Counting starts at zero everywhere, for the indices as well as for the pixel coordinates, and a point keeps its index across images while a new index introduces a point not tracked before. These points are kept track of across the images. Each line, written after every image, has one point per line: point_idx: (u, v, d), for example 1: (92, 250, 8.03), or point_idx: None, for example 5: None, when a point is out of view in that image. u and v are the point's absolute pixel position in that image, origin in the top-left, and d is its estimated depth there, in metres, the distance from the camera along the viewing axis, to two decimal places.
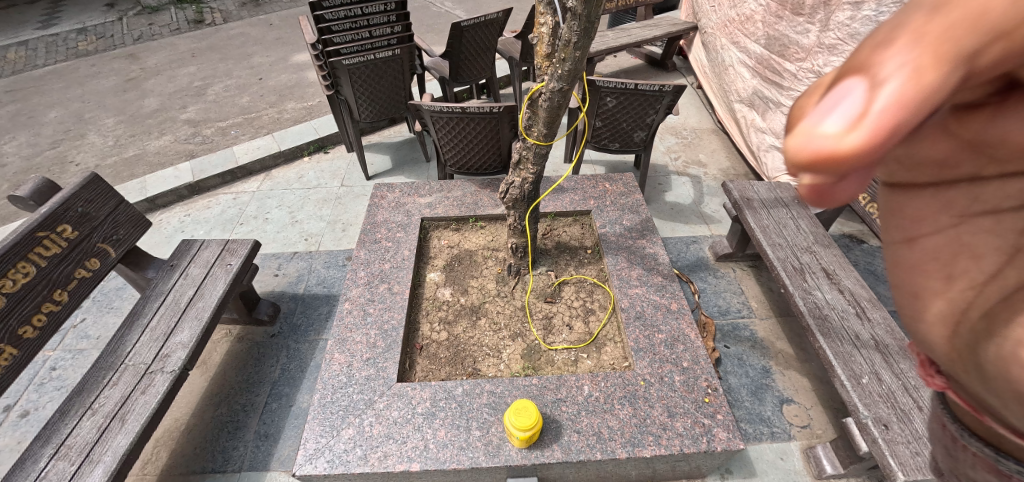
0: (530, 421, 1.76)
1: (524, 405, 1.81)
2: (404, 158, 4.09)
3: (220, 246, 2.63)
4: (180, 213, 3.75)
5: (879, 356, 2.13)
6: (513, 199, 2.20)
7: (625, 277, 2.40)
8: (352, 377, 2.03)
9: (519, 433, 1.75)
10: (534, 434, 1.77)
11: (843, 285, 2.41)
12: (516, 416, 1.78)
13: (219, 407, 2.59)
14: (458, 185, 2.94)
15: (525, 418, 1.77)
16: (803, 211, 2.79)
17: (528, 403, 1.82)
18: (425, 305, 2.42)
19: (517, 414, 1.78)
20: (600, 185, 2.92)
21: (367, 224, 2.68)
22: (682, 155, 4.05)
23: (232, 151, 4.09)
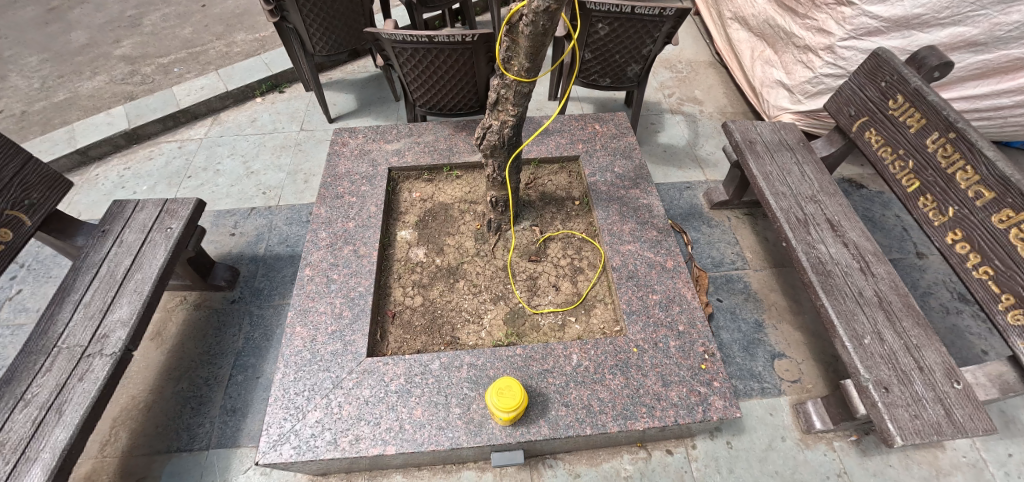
0: (513, 402, 1.61)
1: (507, 384, 1.66)
2: (370, 97, 3.66)
3: (158, 207, 2.30)
4: (119, 166, 3.34)
5: (882, 314, 2.02)
6: (490, 147, 1.89)
7: (616, 232, 2.18)
8: (316, 353, 1.83)
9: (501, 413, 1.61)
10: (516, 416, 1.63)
11: (848, 238, 2.24)
12: (498, 398, 1.62)
13: (179, 382, 2.40)
14: (430, 128, 2.59)
15: (507, 398, 1.62)
16: (809, 155, 2.56)
17: (511, 382, 1.66)
18: (396, 267, 2.17)
19: (498, 394, 1.64)
20: (589, 126, 2.61)
21: (327, 177, 2.37)
22: (677, 91, 3.72)
23: (172, 93, 3.60)
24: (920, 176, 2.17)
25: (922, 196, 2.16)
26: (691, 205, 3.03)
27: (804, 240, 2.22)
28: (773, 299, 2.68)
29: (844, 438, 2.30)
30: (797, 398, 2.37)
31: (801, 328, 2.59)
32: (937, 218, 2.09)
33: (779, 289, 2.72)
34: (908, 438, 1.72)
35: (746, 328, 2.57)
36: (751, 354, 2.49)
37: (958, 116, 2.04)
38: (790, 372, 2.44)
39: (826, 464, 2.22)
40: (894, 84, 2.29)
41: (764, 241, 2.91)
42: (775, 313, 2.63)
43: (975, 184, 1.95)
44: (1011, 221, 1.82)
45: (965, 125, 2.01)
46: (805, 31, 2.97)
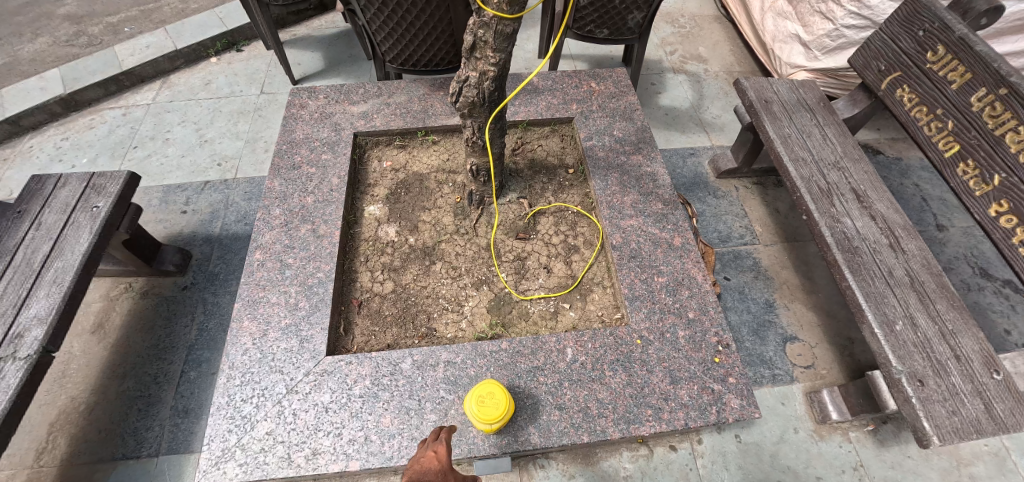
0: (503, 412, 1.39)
1: (490, 390, 1.42)
2: (339, 56, 3.27)
3: (82, 182, 1.98)
4: (56, 137, 2.96)
5: (914, 296, 1.79)
6: (468, 105, 1.58)
7: (616, 206, 1.90)
8: (267, 352, 1.56)
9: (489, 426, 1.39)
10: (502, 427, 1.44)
11: (875, 209, 1.99)
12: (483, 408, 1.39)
13: (124, 381, 2.13)
14: (402, 87, 2.24)
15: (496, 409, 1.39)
16: (830, 116, 2.28)
17: (495, 388, 1.43)
18: (363, 248, 1.89)
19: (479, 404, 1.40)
20: (585, 84, 2.28)
21: (282, 144, 2.04)
22: (679, 48, 3.38)
23: (113, 52, 3.18)
24: (960, 138, 1.91)
25: (962, 161, 1.90)
26: (696, 174, 2.75)
27: (827, 212, 1.97)
28: (784, 277, 2.45)
29: (860, 428, 2.11)
30: (811, 385, 2.17)
31: (814, 309, 2.36)
32: (979, 187, 1.84)
33: (790, 266, 2.48)
34: (945, 438, 1.51)
35: (756, 309, 2.35)
36: (761, 338, 2.27)
37: (1011, 68, 1.76)
38: (803, 356, 2.24)
39: (842, 457, 2.03)
40: (934, 33, 2.00)
41: (775, 213, 2.65)
42: (786, 292, 2.41)
43: None
44: None
45: (1019, 78, 1.73)
46: None
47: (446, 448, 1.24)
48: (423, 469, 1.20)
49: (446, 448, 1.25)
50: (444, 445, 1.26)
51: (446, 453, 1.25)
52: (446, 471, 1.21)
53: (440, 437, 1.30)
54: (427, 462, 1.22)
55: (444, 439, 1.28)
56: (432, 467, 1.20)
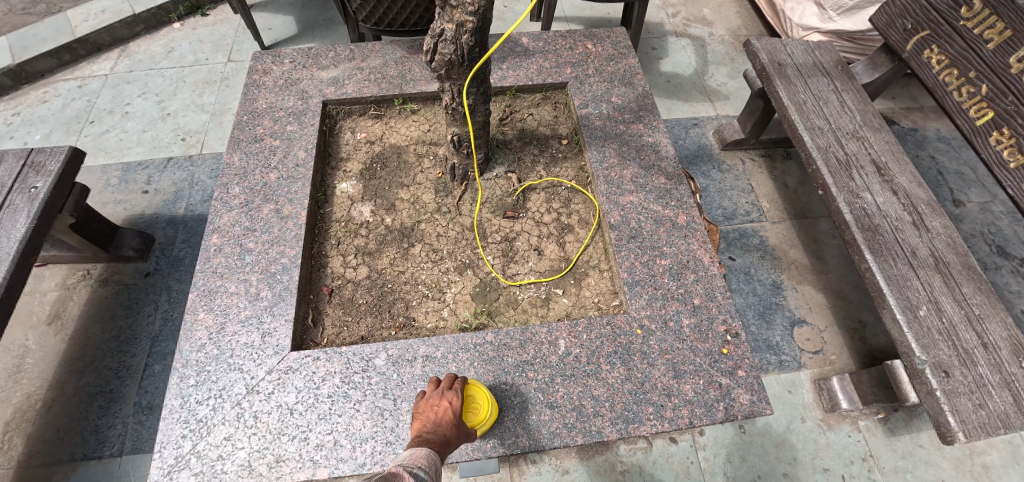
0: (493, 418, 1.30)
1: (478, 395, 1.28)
2: (313, 20, 3.01)
3: (19, 160, 1.77)
4: (6, 112, 2.72)
5: (939, 278, 1.63)
6: (445, 65, 1.38)
7: (614, 180, 1.72)
8: (225, 348, 1.39)
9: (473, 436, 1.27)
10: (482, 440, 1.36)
11: (897, 183, 1.82)
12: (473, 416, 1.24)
13: (84, 375, 1.97)
14: (377, 50, 2.02)
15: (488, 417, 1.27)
16: (848, 81, 2.08)
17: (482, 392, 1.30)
18: (335, 229, 1.71)
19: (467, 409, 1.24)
20: (580, 45, 2.06)
21: (243, 114, 1.83)
22: (682, 10, 3.13)
23: (64, 18, 2.90)
24: (994, 104, 1.73)
25: (996, 129, 1.72)
26: (699, 147, 2.56)
27: (845, 187, 1.80)
28: (792, 256, 2.29)
29: (870, 417, 2.00)
30: (819, 372, 2.04)
31: (823, 290, 2.22)
32: (1014, 157, 1.67)
33: (799, 245, 2.32)
34: (972, 434, 1.38)
35: (762, 291, 2.20)
36: (767, 322, 2.13)
37: None
38: (811, 341, 2.10)
39: (851, 448, 1.92)
40: None
41: (783, 187, 2.48)
42: (794, 273, 2.25)
43: None
44: None
45: None
46: None
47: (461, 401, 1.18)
48: (438, 419, 1.16)
49: (461, 401, 1.19)
50: (460, 398, 1.19)
51: (461, 405, 1.19)
52: (461, 424, 1.16)
53: (454, 387, 1.24)
54: (440, 413, 1.17)
55: (458, 390, 1.22)
56: (446, 419, 1.15)
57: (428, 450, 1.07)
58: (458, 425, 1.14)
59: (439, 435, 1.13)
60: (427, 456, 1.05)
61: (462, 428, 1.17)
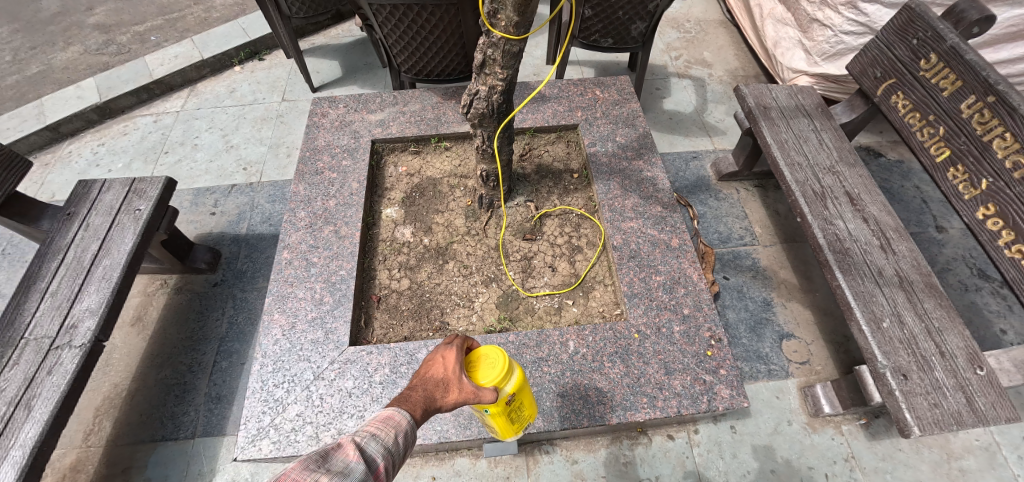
0: (518, 373, 1.22)
1: (489, 351, 1.17)
2: (356, 64, 3.42)
3: (125, 187, 2.15)
4: (92, 142, 3.15)
5: (902, 295, 1.88)
6: (479, 116, 1.71)
7: (618, 208, 2.02)
8: (296, 342, 1.71)
9: (504, 396, 1.20)
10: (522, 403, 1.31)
11: (868, 212, 2.08)
12: (504, 375, 1.16)
13: (162, 369, 2.31)
14: (416, 96, 2.39)
15: (510, 372, 1.18)
16: (827, 122, 2.37)
17: (495, 347, 1.19)
18: (381, 248, 2.03)
19: (475, 367, 1.14)
20: (589, 92, 2.41)
21: (306, 151, 2.19)
22: (684, 53, 3.48)
23: (143, 62, 3.36)
24: (950, 144, 1.97)
25: (952, 166, 1.96)
26: (698, 177, 2.85)
27: (820, 215, 2.06)
28: (782, 276, 2.54)
29: (852, 422, 2.20)
30: (805, 380, 2.27)
31: (810, 307, 2.45)
32: (968, 190, 1.90)
33: (789, 266, 2.57)
34: (926, 429, 1.60)
35: (753, 307, 2.45)
36: (757, 335, 2.37)
37: (1000, 76, 1.82)
38: (798, 353, 2.33)
39: (834, 449, 2.13)
40: (927, 42, 2.06)
41: (775, 214, 2.74)
42: (784, 291, 2.50)
43: (1014, 154, 1.76)
44: None
45: (1006, 86, 1.78)
46: None
47: (454, 356, 1.09)
48: (428, 374, 1.10)
49: (454, 356, 1.10)
50: (454, 353, 1.11)
51: (456, 360, 1.10)
52: (449, 383, 1.08)
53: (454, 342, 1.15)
54: (432, 369, 1.11)
55: (456, 344, 1.13)
56: (437, 376, 1.10)
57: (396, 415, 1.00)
58: (443, 383, 1.08)
59: (423, 391, 1.07)
60: (393, 418, 0.99)
61: (452, 386, 1.08)
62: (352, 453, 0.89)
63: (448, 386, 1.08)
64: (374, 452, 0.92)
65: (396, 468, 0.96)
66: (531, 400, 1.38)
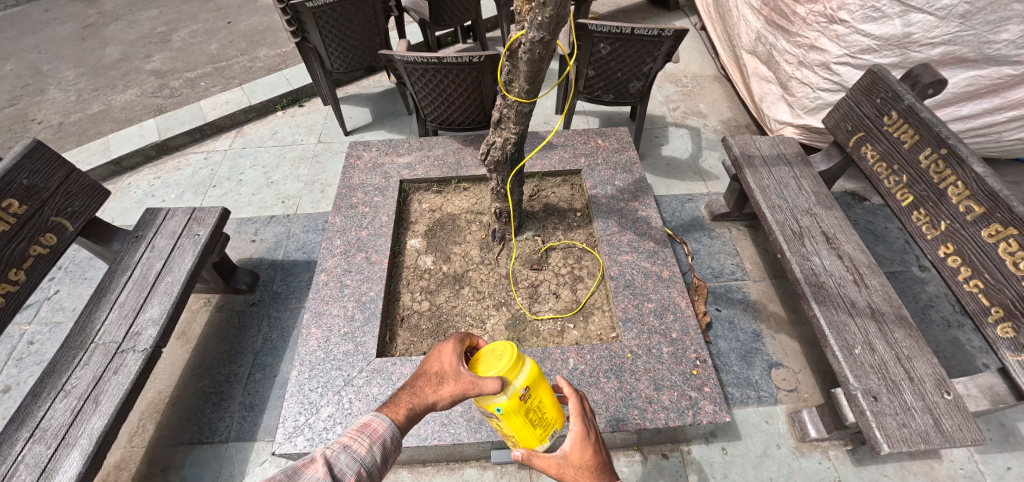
0: (531, 364, 1.27)
1: (495, 345, 1.26)
2: (385, 111, 3.84)
3: (187, 214, 2.48)
4: (149, 175, 3.52)
5: (874, 325, 2.06)
6: (495, 162, 2.03)
7: (615, 243, 2.29)
8: (330, 352, 1.96)
9: (517, 390, 1.23)
10: (542, 404, 1.30)
11: (842, 250, 2.30)
12: (512, 364, 1.22)
13: (202, 378, 2.55)
14: (440, 142, 2.75)
15: (519, 362, 1.24)
16: (806, 169, 2.65)
17: (502, 341, 1.28)
18: (406, 274, 2.31)
19: (477, 361, 1.25)
20: (592, 141, 2.75)
21: (343, 188, 2.51)
22: (681, 105, 3.87)
23: (199, 107, 3.80)
24: (913, 190, 2.20)
25: (916, 210, 2.18)
26: (693, 217, 3.12)
27: (798, 252, 2.29)
28: (771, 310, 2.73)
29: (839, 447, 2.32)
30: (793, 406, 2.41)
31: (798, 339, 2.63)
32: (929, 230, 2.11)
33: (778, 300, 2.77)
34: (895, 446, 1.75)
35: (743, 338, 2.63)
36: (748, 363, 2.54)
37: (949, 132, 2.07)
38: (787, 381, 2.49)
39: (821, 473, 2.24)
40: (887, 101, 2.34)
41: (764, 252, 2.97)
42: (772, 323, 2.68)
43: (965, 199, 1.97)
44: (999, 235, 1.84)
45: (956, 141, 2.03)
46: (798, 48, 3.14)
47: (449, 350, 1.20)
48: (425, 372, 1.22)
49: (451, 356, 1.20)
50: (451, 351, 1.22)
51: (452, 357, 1.21)
52: (444, 382, 1.18)
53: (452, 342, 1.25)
54: (429, 371, 1.23)
55: (454, 344, 1.23)
56: (432, 378, 1.21)
57: (378, 424, 1.15)
58: (434, 385, 1.19)
59: (411, 392, 1.20)
60: (371, 426, 1.14)
61: (449, 383, 1.17)
62: (319, 470, 1.05)
63: (445, 378, 1.18)
64: (343, 464, 1.08)
65: (374, 470, 1.11)
66: (553, 404, 1.35)
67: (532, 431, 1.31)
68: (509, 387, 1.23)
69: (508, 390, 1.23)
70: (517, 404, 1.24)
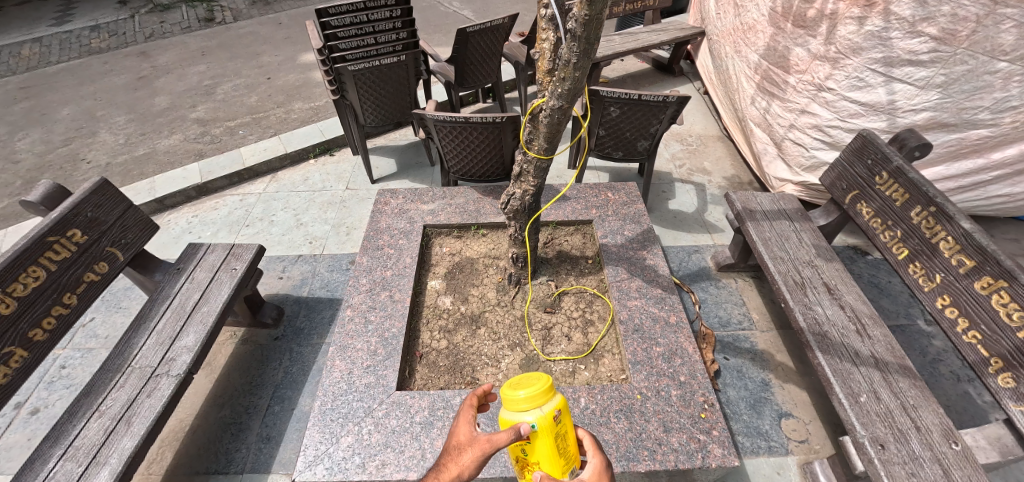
0: (559, 395, 1.34)
1: (526, 374, 1.34)
2: (409, 162, 4.12)
3: (226, 250, 2.68)
4: (188, 213, 3.77)
5: (878, 374, 2.11)
6: (514, 210, 2.21)
7: (625, 288, 2.42)
8: (352, 384, 2.06)
9: (551, 412, 1.29)
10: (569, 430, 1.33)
11: (843, 301, 2.40)
12: (546, 384, 1.29)
13: (223, 408, 2.63)
14: (461, 193, 2.98)
15: (551, 387, 1.31)
16: (806, 224, 2.81)
17: (532, 373, 1.38)
18: (426, 313, 2.44)
19: (510, 392, 1.30)
20: (603, 194, 2.95)
21: (370, 231, 2.72)
22: (687, 162, 4.11)
23: (239, 153, 4.12)
24: (907, 244, 2.33)
25: (912, 262, 2.30)
26: (699, 267, 3.25)
27: (801, 301, 2.40)
28: (779, 360, 2.77)
29: None
30: (805, 458, 2.38)
31: (807, 389, 2.64)
32: (926, 282, 2.21)
33: (786, 350, 2.82)
34: None
35: (752, 387, 2.65)
36: (757, 412, 2.55)
37: (937, 191, 2.21)
38: (797, 431, 2.47)
39: None
40: (877, 162, 2.53)
41: (770, 303, 3.06)
42: (781, 373, 2.71)
43: (957, 253, 2.09)
44: (992, 287, 1.93)
45: (943, 200, 2.17)
46: (789, 113, 3.45)
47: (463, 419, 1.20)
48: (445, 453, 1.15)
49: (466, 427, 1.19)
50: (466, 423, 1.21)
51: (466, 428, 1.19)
52: (467, 451, 1.11)
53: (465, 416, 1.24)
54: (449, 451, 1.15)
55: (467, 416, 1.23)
56: (451, 454, 1.13)
57: None
58: (458, 456, 1.11)
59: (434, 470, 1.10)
60: None
61: (472, 451, 1.11)
62: None
63: (464, 447, 1.14)
64: None
65: None
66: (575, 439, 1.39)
67: (555, 459, 1.33)
68: (541, 407, 1.29)
69: (540, 410, 1.28)
70: (548, 425, 1.29)
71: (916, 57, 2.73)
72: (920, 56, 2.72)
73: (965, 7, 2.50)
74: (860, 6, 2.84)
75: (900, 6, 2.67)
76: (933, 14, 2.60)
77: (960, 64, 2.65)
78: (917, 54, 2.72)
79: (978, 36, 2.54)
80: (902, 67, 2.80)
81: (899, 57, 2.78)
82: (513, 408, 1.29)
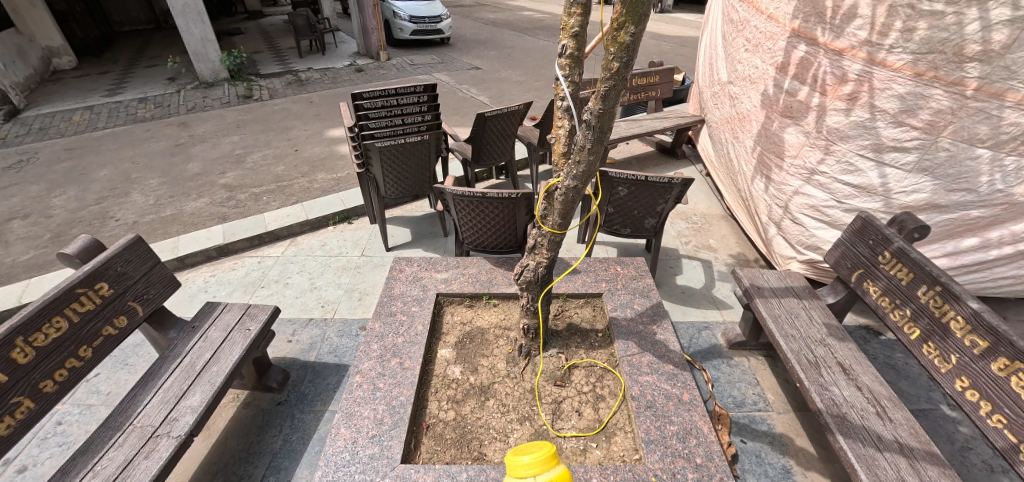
0: (561, 467, 1.43)
1: (532, 444, 1.48)
2: (424, 232, 4.27)
3: (241, 310, 2.73)
4: (206, 273, 3.87)
5: (904, 460, 2.02)
6: (527, 281, 2.27)
7: (636, 363, 2.41)
8: (355, 454, 1.99)
9: None
10: None
11: (860, 381, 2.35)
12: (547, 452, 1.41)
13: (215, 477, 2.51)
14: (474, 262, 3.07)
15: (552, 456, 1.42)
16: (814, 301, 2.83)
17: (538, 443, 1.50)
18: (435, 382, 2.41)
19: (514, 463, 1.42)
20: (612, 268, 3.03)
21: (384, 296, 2.79)
22: (693, 239, 4.23)
23: (262, 218, 4.31)
24: (918, 323, 2.33)
25: (926, 343, 2.28)
26: (710, 344, 3.22)
27: (816, 381, 2.35)
28: (799, 444, 2.64)
29: None
30: None
31: (832, 478, 2.49)
32: (942, 363, 2.19)
33: (806, 435, 2.69)
34: None
35: (773, 474, 2.50)
36: None
37: (940, 272, 2.25)
38: None
39: None
40: (879, 241, 2.60)
41: (786, 384, 2.98)
42: (803, 459, 2.57)
43: (969, 334, 2.08)
44: (1009, 369, 1.91)
45: (948, 280, 2.20)
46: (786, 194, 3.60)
47: None
48: None
49: None
50: None
51: None
52: None
53: None
54: None
55: None
56: None
57: None
58: None
59: None
60: None
61: None
62: None
63: None
64: None
65: None
66: None
67: None
68: (540, 477, 1.39)
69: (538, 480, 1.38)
70: None
71: (901, 144, 2.92)
72: (905, 143, 2.90)
73: (941, 101, 2.70)
74: (843, 99, 3.09)
75: (881, 100, 2.90)
76: (912, 107, 2.81)
77: (942, 151, 2.82)
78: (902, 142, 2.91)
79: (957, 126, 2.72)
80: (888, 153, 2.98)
81: (885, 144, 2.97)
82: (517, 474, 1.40)
